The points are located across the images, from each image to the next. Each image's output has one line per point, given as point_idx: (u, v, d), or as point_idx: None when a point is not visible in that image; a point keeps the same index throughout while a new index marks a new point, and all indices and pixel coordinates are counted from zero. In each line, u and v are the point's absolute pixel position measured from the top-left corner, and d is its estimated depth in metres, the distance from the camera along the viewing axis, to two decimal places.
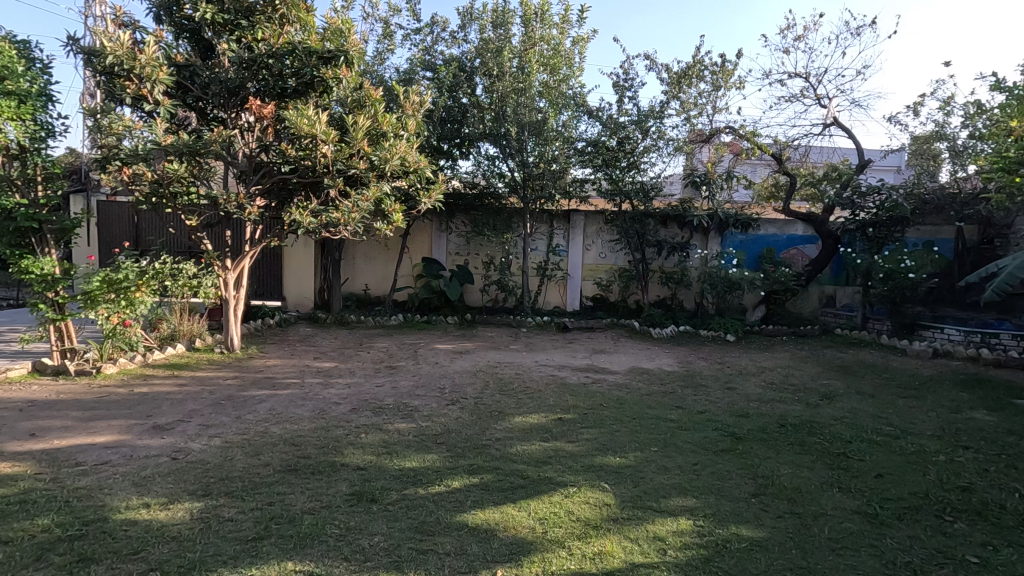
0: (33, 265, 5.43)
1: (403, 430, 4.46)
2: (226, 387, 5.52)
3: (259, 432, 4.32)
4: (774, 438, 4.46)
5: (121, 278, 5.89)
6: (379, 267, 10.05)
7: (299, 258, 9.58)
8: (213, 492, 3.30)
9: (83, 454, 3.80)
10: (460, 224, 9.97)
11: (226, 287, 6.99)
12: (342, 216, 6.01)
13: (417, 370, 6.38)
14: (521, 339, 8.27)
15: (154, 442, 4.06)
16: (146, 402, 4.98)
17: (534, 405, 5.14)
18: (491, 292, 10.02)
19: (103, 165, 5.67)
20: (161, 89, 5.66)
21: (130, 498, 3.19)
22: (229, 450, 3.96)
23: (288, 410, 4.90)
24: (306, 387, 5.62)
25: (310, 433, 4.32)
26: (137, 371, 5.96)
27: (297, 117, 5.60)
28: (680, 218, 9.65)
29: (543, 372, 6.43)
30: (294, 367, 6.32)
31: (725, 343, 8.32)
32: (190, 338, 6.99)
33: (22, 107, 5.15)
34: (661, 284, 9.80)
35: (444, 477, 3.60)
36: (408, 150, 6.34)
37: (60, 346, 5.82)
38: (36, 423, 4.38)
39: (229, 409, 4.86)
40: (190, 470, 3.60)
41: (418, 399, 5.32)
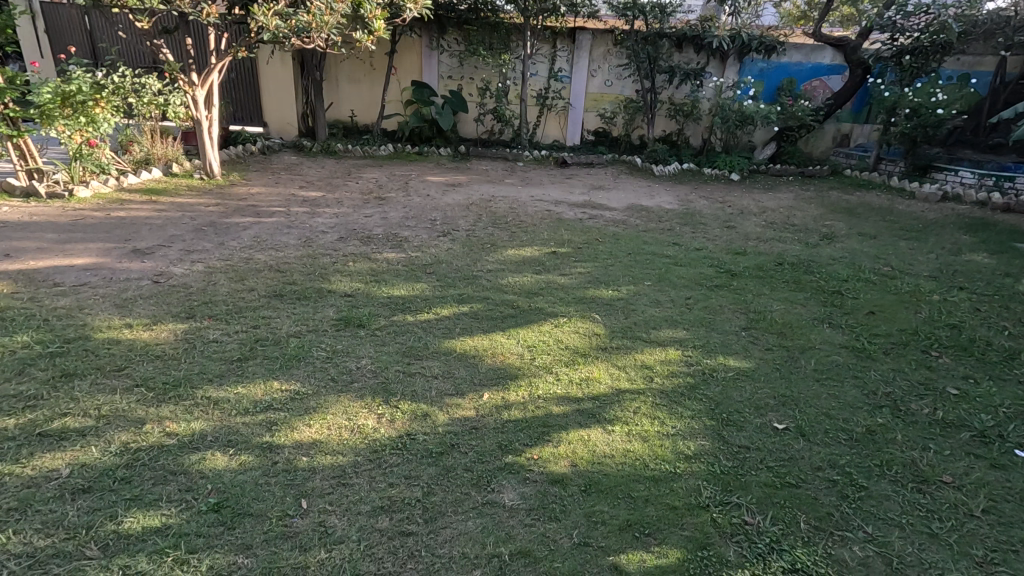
0: None
1: (392, 260, 4.33)
2: (207, 214, 5.26)
3: (243, 258, 4.18)
4: (769, 275, 4.38)
5: (76, 90, 5.27)
6: (365, 90, 9.17)
7: (276, 77, 8.71)
8: (197, 314, 3.24)
9: (61, 275, 3.69)
10: (453, 42, 8.86)
11: (196, 107, 6.33)
12: (314, 19, 5.18)
13: (407, 202, 6.09)
14: (517, 173, 7.86)
15: (134, 266, 3.92)
16: (123, 226, 4.75)
17: (527, 239, 4.98)
18: (487, 122, 9.31)
19: None
20: None
21: (112, 318, 3.13)
22: (212, 275, 3.84)
23: (272, 238, 4.71)
24: (292, 215, 5.37)
25: (296, 261, 4.18)
26: (113, 195, 5.56)
27: None
28: (698, 40, 8.59)
29: (538, 207, 6.16)
30: (278, 196, 6.00)
31: (730, 183, 7.95)
32: (166, 164, 6.47)
33: None
34: (669, 118, 9.10)
35: (432, 305, 3.54)
36: None
37: (25, 166, 5.42)
38: (10, 244, 4.21)
39: (211, 236, 4.66)
40: (174, 294, 3.51)
41: (409, 230, 5.13)
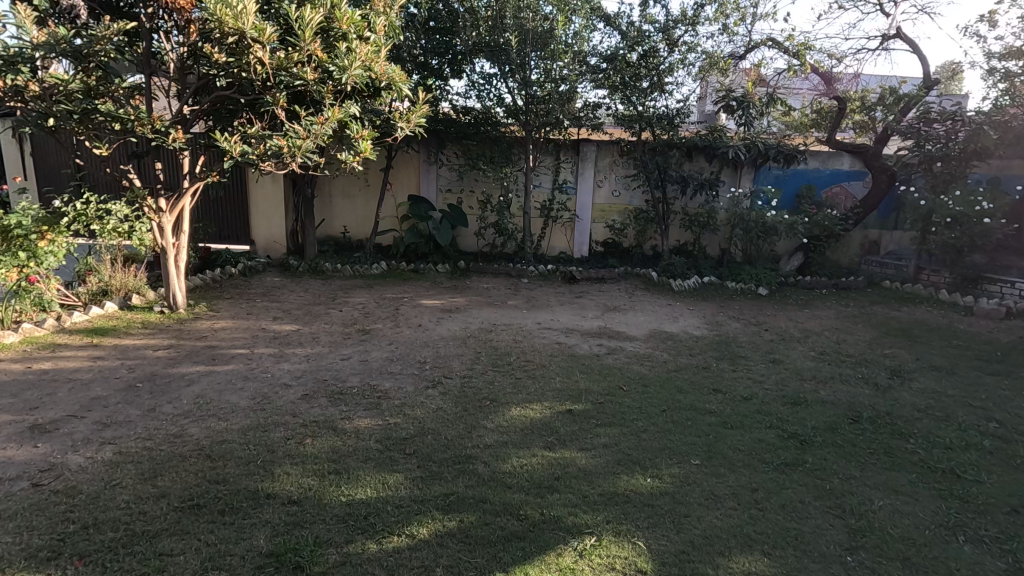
0: None
1: (364, 430, 3.39)
2: (151, 361, 4.38)
3: (170, 436, 3.24)
4: (850, 444, 3.37)
5: (14, 224, 4.69)
6: (360, 206, 8.75)
7: (266, 195, 8.27)
8: (63, 553, 2.27)
9: None
10: (452, 155, 8.53)
11: (163, 234, 5.55)
12: (287, 142, 4.63)
13: (395, 336, 5.24)
14: (521, 293, 7.09)
15: (20, 456, 2.96)
16: (39, 385, 3.85)
17: (535, 390, 4.04)
18: (488, 235, 8.75)
19: None
20: None
21: None
22: (118, 469, 2.88)
23: (219, 397, 3.79)
24: (254, 361, 4.50)
25: (237, 439, 3.23)
26: (47, 338, 4.68)
27: (217, 6, 4.14)
28: (710, 150, 8.19)
29: (546, 339, 5.29)
30: (244, 332, 5.18)
31: (759, 299, 7.13)
32: (125, 296, 5.65)
33: None
34: (683, 228, 8.54)
35: (406, 520, 2.54)
36: (374, 57, 4.86)
37: None
38: None
39: (144, 397, 3.75)
40: (50, 509, 2.54)
41: (390, 379, 4.22)
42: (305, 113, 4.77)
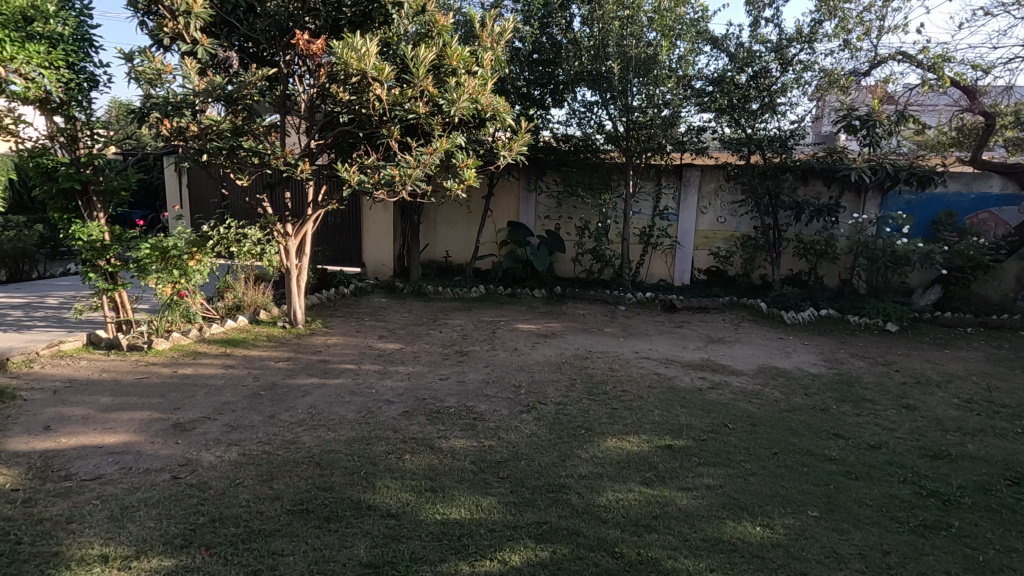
0: (80, 231, 4.88)
1: (459, 450, 3.45)
2: (273, 371, 4.79)
3: (286, 442, 3.50)
4: (1007, 509, 2.89)
5: (171, 246, 5.27)
6: (462, 232, 9.09)
7: (377, 221, 8.85)
8: (193, 542, 2.50)
9: (80, 462, 3.19)
10: (552, 182, 8.62)
11: (288, 255, 6.13)
12: (399, 172, 4.95)
13: (491, 359, 5.32)
14: (618, 320, 6.94)
15: (164, 451, 3.34)
16: (181, 388, 4.34)
17: (632, 422, 3.90)
18: (585, 261, 8.72)
19: (142, 117, 4.76)
20: (200, 24, 4.72)
21: (91, 545, 2.47)
22: (242, 469, 3.15)
23: (329, 409, 4.05)
24: (360, 376, 4.77)
25: (344, 449, 3.42)
26: (191, 347, 5.31)
27: (344, 51, 4.57)
28: (830, 172, 7.60)
29: (644, 369, 5.10)
30: (353, 349, 5.51)
31: (887, 336, 6.42)
32: (254, 311, 6.26)
33: (52, 51, 4.46)
34: (797, 257, 7.96)
35: (498, 545, 2.52)
36: (481, 90, 5.11)
37: (115, 318, 5.31)
38: (58, 411, 3.86)
39: (266, 405, 4.09)
40: (184, 501, 2.82)
41: (486, 401, 4.27)
42: (416, 144, 5.09)
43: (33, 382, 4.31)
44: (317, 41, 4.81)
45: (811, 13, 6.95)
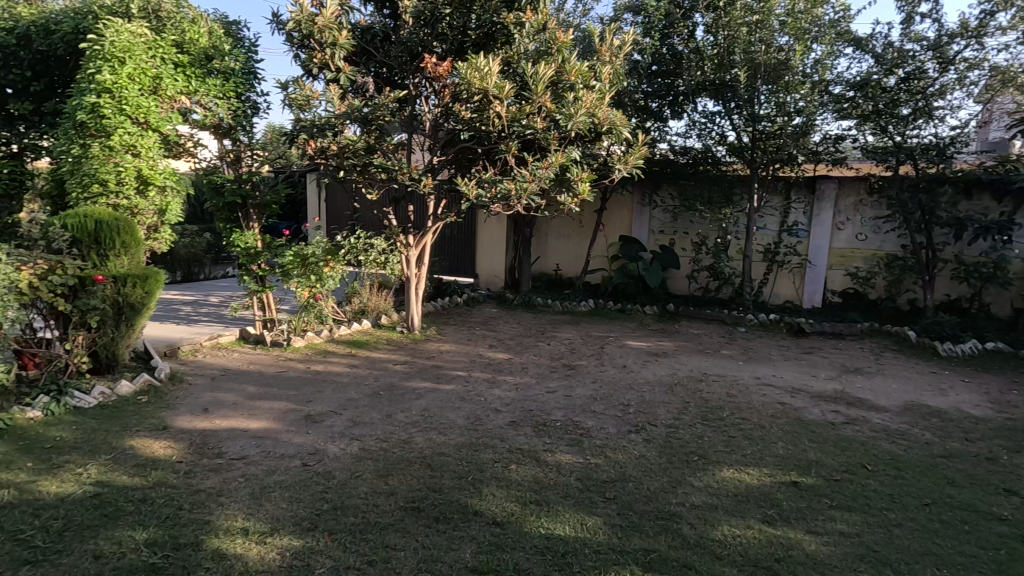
0: (239, 239, 5.61)
1: (565, 465, 3.41)
2: (392, 373, 5.10)
3: (401, 441, 3.69)
4: None
5: (311, 253, 5.87)
6: (573, 245, 9.09)
7: (491, 233, 9.13)
8: (319, 527, 2.72)
9: (230, 443, 3.60)
10: (667, 196, 8.36)
11: (408, 264, 6.53)
12: (515, 186, 5.05)
13: (599, 375, 5.24)
14: (737, 342, 6.51)
15: (297, 439, 3.68)
16: (312, 383, 4.75)
17: (752, 453, 3.62)
18: (702, 278, 8.31)
19: (292, 139, 5.33)
20: (343, 54, 5.21)
21: (236, 518, 2.77)
22: (362, 463, 3.37)
23: (440, 413, 4.22)
24: (471, 383, 4.92)
25: (453, 453, 3.53)
26: (323, 346, 5.82)
27: (468, 71, 4.80)
28: (1001, 185, 6.58)
29: (765, 396, 4.73)
30: (465, 357, 5.71)
31: None
32: (376, 315, 6.75)
33: (226, 84, 5.25)
34: (956, 280, 6.98)
35: (603, 568, 2.45)
36: (598, 103, 5.12)
37: (262, 316, 5.96)
38: (214, 395, 4.40)
39: (384, 404, 4.35)
40: (312, 487, 3.08)
41: (594, 417, 4.20)
42: (532, 159, 5.18)
43: (196, 369, 4.97)
44: (443, 64, 5.11)
45: (981, 4, 6.12)
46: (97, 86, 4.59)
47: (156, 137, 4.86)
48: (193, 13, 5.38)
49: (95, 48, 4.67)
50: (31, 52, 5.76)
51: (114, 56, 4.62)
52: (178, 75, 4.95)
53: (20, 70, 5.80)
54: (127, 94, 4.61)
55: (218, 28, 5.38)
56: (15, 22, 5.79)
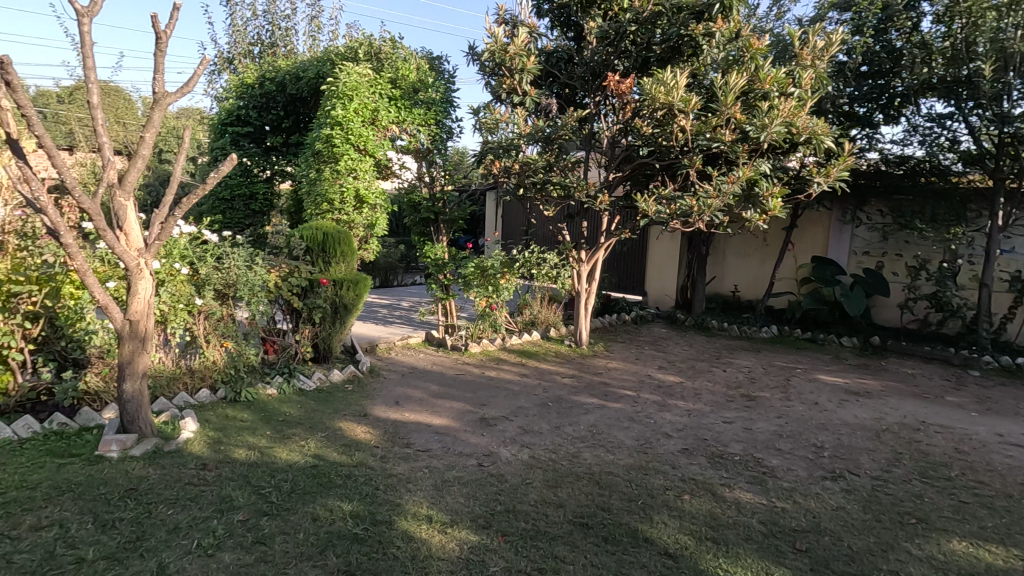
0: (430, 251, 6.23)
1: (745, 505, 3.13)
2: (560, 386, 5.19)
3: (569, 454, 3.73)
4: None
5: (490, 266, 6.25)
6: (754, 266, 8.42)
7: (664, 250, 8.85)
8: (492, 526, 2.85)
9: (416, 435, 3.98)
10: (876, 213, 7.31)
11: (579, 279, 6.67)
12: (697, 202, 4.87)
13: (785, 409, 4.73)
14: (967, 388, 5.40)
15: (473, 439, 3.93)
16: (487, 388, 5.04)
17: (993, 526, 2.95)
18: (919, 309, 7.09)
19: (479, 159, 5.76)
20: (530, 79, 5.50)
21: (422, 504, 3.04)
22: (532, 471, 3.47)
23: (608, 431, 4.17)
24: (639, 404, 4.79)
25: (622, 474, 3.46)
26: (496, 353, 6.15)
27: (653, 86, 4.73)
28: None
29: (1012, 459, 3.83)
30: (632, 376, 5.58)
31: None
32: (545, 327, 6.97)
33: (428, 113, 5.87)
34: None
35: None
36: (797, 112, 4.71)
37: (445, 322, 6.51)
38: (404, 390, 4.90)
39: (553, 415, 4.44)
40: (486, 487, 3.25)
41: (779, 456, 3.80)
42: (717, 173, 4.94)
43: (389, 365, 5.59)
44: (626, 81, 5.10)
45: None
46: (331, 121, 5.48)
47: (371, 161, 5.64)
48: (405, 52, 6.16)
49: (333, 90, 5.59)
50: (285, 95, 7.12)
51: (345, 94, 5.47)
52: (391, 107, 5.67)
53: (277, 111, 7.25)
54: (352, 126, 5.42)
55: (424, 63, 6.07)
56: (276, 72, 7.20)
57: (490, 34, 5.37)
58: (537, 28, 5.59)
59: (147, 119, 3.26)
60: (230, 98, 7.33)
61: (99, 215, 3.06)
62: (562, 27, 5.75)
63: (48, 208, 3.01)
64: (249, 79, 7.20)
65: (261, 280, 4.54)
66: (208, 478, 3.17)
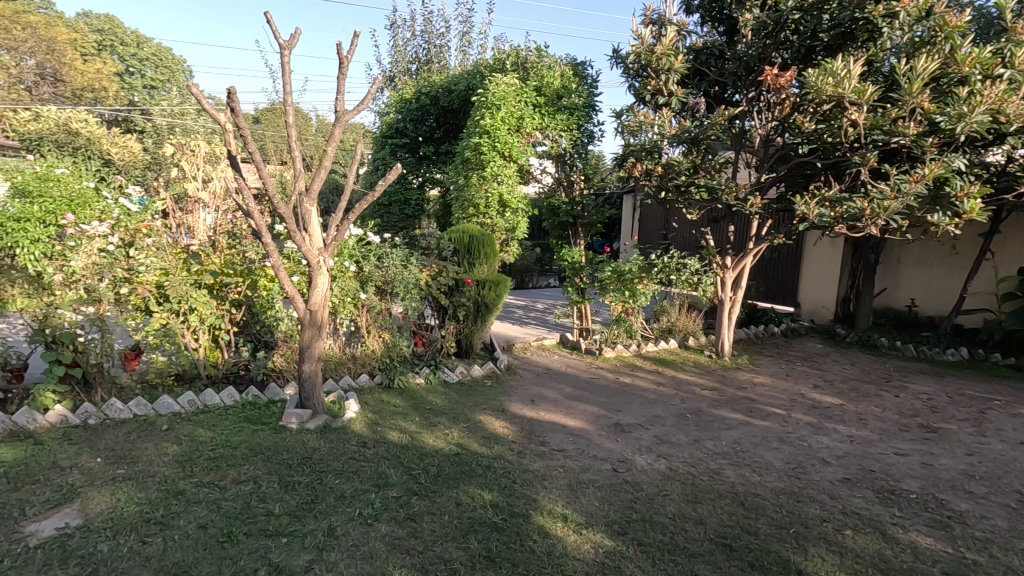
0: (567, 254, 6.29)
1: (924, 550, 2.73)
2: (699, 398, 4.94)
3: (710, 470, 3.54)
4: None
5: (627, 270, 6.13)
6: (938, 277, 7.30)
7: (822, 258, 8.02)
8: (628, 534, 2.81)
9: (551, 435, 4.05)
10: None
11: (723, 287, 6.27)
12: (870, 205, 4.37)
13: (977, 446, 4.03)
14: None
15: (608, 444, 3.90)
16: (621, 394, 4.97)
17: None
18: None
19: (621, 162, 5.69)
20: (677, 78, 5.34)
21: (557, 503, 3.09)
22: (669, 483, 3.36)
23: (754, 450, 3.88)
24: (790, 424, 4.40)
25: (770, 498, 3.21)
26: (630, 360, 6.03)
27: (818, 78, 4.34)
28: None
29: None
30: (782, 393, 5.14)
31: None
32: (683, 335, 6.69)
33: (571, 118, 5.95)
34: None
35: None
36: (1007, 97, 4.03)
37: (579, 325, 6.53)
38: (539, 390, 5.01)
39: (692, 428, 4.25)
40: (622, 494, 3.21)
41: (970, 500, 3.25)
42: (895, 171, 4.40)
43: (525, 364, 5.76)
44: (786, 73, 4.70)
45: None
46: (480, 130, 5.80)
47: (514, 166, 5.86)
48: (550, 60, 6.31)
49: (482, 100, 5.91)
50: (438, 107, 7.67)
51: (493, 104, 5.75)
52: (535, 114, 5.85)
53: (431, 122, 7.85)
54: (499, 134, 5.68)
55: (568, 70, 6.16)
56: (431, 86, 7.79)
57: (637, 35, 5.29)
58: (686, 25, 5.41)
59: (329, 134, 3.71)
60: (391, 112, 8.07)
61: (290, 219, 3.55)
62: (712, 22, 5.53)
63: (254, 212, 3.55)
64: (408, 94, 7.87)
65: (414, 278, 4.96)
66: (367, 455, 3.52)
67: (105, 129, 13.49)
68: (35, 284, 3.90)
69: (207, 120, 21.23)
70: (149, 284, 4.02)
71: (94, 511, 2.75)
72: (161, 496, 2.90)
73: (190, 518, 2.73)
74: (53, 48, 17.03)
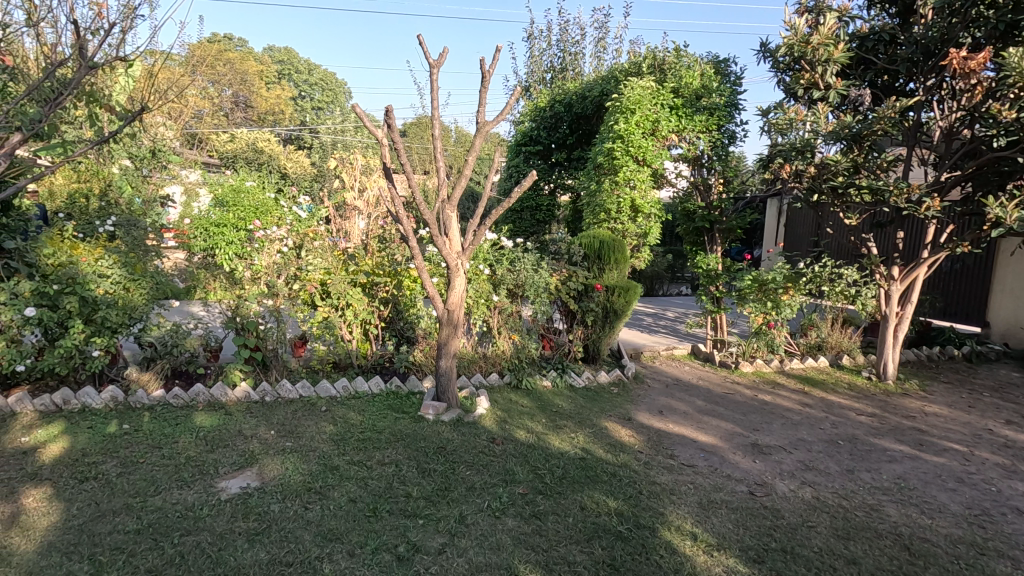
0: (702, 261, 5.97)
1: None
2: (854, 424, 4.42)
3: (866, 505, 3.16)
4: None
5: (770, 279, 5.62)
6: None
7: (1022, 270, 6.78)
8: (765, 563, 2.61)
9: (681, 448, 3.90)
10: None
11: (888, 301, 5.53)
12: None
13: None
14: None
15: (745, 465, 3.65)
16: (760, 412, 4.63)
17: None
18: None
19: (766, 163, 5.30)
20: (836, 70, 4.87)
21: (686, 520, 2.96)
22: (816, 513, 3.06)
23: (924, 488, 3.39)
24: (973, 463, 3.77)
25: (944, 545, 2.79)
26: (772, 376, 5.58)
27: None
28: None
29: None
30: (963, 427, 4.42)
31: None
32: (836, 354, 6.05)
33: (710, 118, 5.67)
34: None
35: None
36: None
37: (714, 336, 6.19)
38: (668, 401, 4.84)
39: (845, 457, 3.82)
40: (758, 519, 2.99)
41: None
42: None
43: (653, 374, 5.60)
44: (978, 56, 4.05)
45: None
46: (614, 135, 5.79)
47: (648, 170, 5.75)
48: (690, 60, 6.08)
49: (617, 105, 5.89)
50: (571, 114, 7.76)
51: (628, 108, 5.71)
52: (672, 116, 5.67)
53: (564, 129, 7.96)
54: (633, 138, 5.63)
55: (709, 69, 5.89)
56: (565, 94, 7.90)
57: (790, 27, 4.89)
58: (850, 11, 4.90)
59: (470, 145, 3.93)
60: (526, 121, 8.33)
61: (434, 224, 3.82)
62: (882, 4, 4.98)
63: (403, 217, 3.88)
64: (542, 103, 8.07)
65: (544, 282, 5.09)
66: (496, 451, 3.67)
67: (282, 147, 15.64)
68: (230, 280, 4.70)
69: (362, 135, 23.61)
70: (315, 282, 4.59)
71: (269, 475, 3.19)
72: (320, 469, 3.29)
73: (343, 491, 3.06)
74: (245, 79, 20.47)
